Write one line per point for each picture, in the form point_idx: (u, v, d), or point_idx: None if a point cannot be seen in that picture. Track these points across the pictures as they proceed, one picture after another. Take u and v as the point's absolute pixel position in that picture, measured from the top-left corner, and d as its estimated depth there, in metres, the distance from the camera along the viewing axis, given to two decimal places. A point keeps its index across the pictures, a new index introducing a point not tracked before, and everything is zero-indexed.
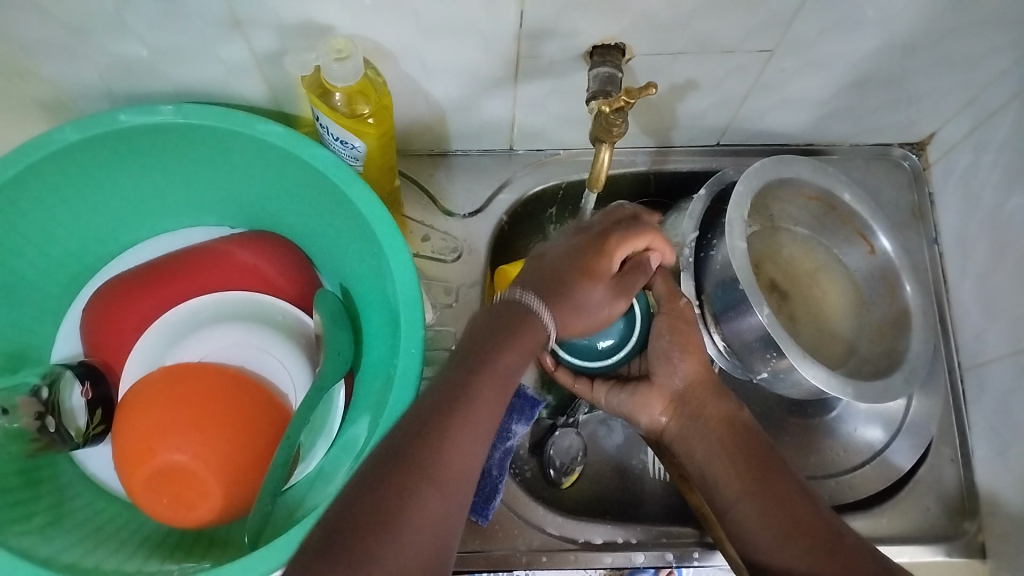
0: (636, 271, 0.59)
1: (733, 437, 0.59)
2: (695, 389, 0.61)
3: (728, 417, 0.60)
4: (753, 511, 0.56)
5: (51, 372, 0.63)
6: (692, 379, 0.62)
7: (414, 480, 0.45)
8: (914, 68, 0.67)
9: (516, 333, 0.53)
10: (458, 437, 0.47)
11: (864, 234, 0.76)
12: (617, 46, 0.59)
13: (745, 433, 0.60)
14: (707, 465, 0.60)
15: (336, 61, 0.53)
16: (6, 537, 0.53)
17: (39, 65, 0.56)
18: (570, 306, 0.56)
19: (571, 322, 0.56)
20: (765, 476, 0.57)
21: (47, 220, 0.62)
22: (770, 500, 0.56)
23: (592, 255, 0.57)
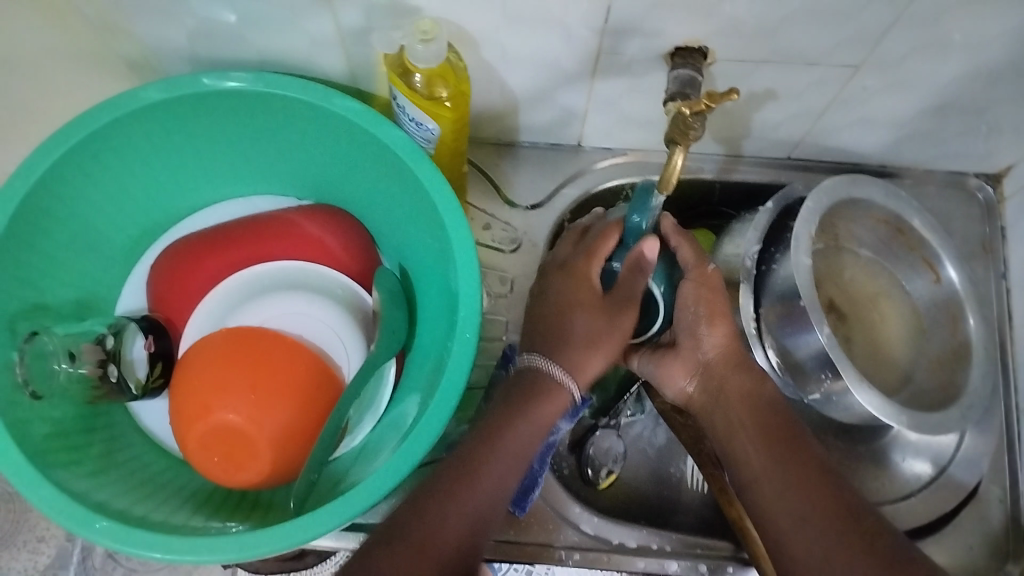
0: (635, 275, 0.61)
1: (758, 416, 0.59)
2: (721, 364, 0.61)
3: (750, 392, 0.60)
4: (771, 489, 0.55)
5: (117, 322, 0.65)
6: (719, 352, 0.61)
7: (442, 507, 0.52)
8: (1000, 97, 0.65)
9: (543, 394, 0.59)
10: (455, 508, 0.52)
11: (932, 262, 0.75)
12: (700, 50, 0.59)
13: (771, 411, 0.59)
14: (727, 439, 0.59)
15: (421, 43, 0.53)
16: (61, 479, 0.55)
17: (133, 25, 0.58)
18: (574, 341, 0.60)
19: (580, 356, 0.60)
20: (787, 456, 0.56)
21: (123, 175, 0.64)
22: (786, 479, 0.55)
23: (569, 292, 0.62)
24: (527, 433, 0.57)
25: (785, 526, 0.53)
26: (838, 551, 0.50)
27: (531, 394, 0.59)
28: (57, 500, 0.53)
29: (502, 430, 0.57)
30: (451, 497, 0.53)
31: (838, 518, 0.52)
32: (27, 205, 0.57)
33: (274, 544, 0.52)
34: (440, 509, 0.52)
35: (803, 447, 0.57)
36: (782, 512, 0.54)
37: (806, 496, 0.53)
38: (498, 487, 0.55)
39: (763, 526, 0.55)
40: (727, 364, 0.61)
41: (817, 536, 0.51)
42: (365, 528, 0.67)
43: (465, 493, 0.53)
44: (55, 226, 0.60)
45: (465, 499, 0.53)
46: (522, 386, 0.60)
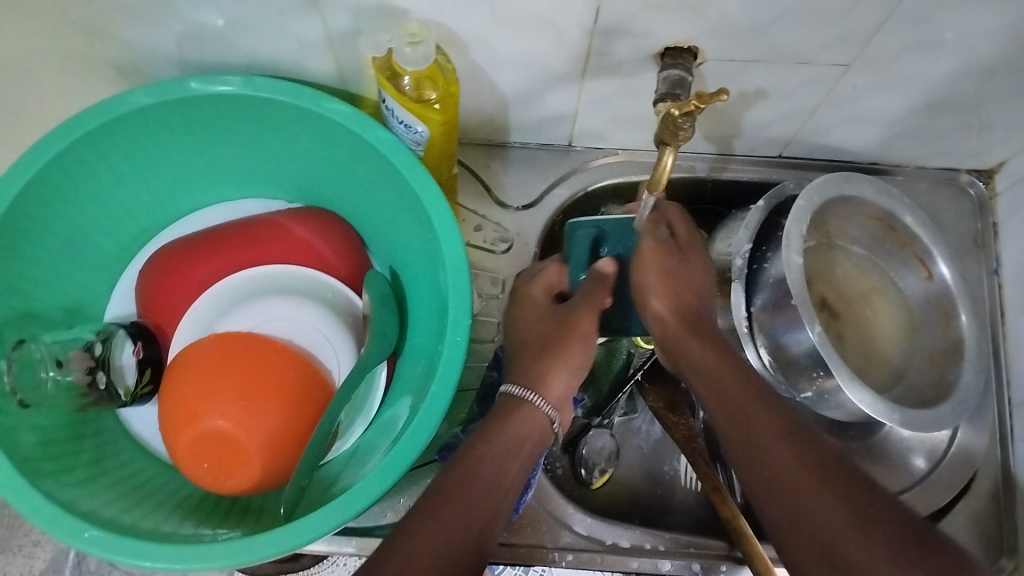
0: (592, 286, 0.62)
1: (719, 363, 0.56)
2: (675, 323, 0.59)
3: (709, 342, 0.58)
4: (744, 452, 0.52)
5: (105, 330, 0.65)
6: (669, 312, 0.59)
7: (427, 522, 0.48)
8: (990, 94, 0.65)
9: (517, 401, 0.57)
10: (441, 508, 0.49)
11: (923, 259, 0.74)
12: (690, 50, 0.59)
13: (731, 360, 0.57)
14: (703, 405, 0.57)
15: (409, 45, 0.52)
16: (50, 488, 0.54)
17: (119, 29, 0.57)
18: (529, 353, 0.59)
19: (537, 366, 0.58)
20: (752, 416, 0.53)
21: (111, 180, 0.63)
22: (752, 427, 0.52)
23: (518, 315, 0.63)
24: (506, 439, 0.54)
25: (757, 476, 0.50)
26: (812, 494, 0.47)
27: (510, 404, 0.57)
28: (46, 509, 0.52)
29: (483, 446, 0.53)
30: (430, 512, 0.49)
31: (811, 461, 0.49)
32: (14, 212, 0.56)
33: (268, 551, 0.51)
34: (423, 525, 0.48)
35: (770, 403, 0.54)
36: (757, 460, 0.51)
37: (778, 455, 0.50)
38: (494, 500, 0.51)
39: (739, 475, 0.52)
40: (678, 326, 0.58)
41: (796, 487, 0.48)
42: (357, 531, 0.67)
43: (445, 505, 0.49)
44: (42, 234, 0.60)
45: (453, 512, 0.49)
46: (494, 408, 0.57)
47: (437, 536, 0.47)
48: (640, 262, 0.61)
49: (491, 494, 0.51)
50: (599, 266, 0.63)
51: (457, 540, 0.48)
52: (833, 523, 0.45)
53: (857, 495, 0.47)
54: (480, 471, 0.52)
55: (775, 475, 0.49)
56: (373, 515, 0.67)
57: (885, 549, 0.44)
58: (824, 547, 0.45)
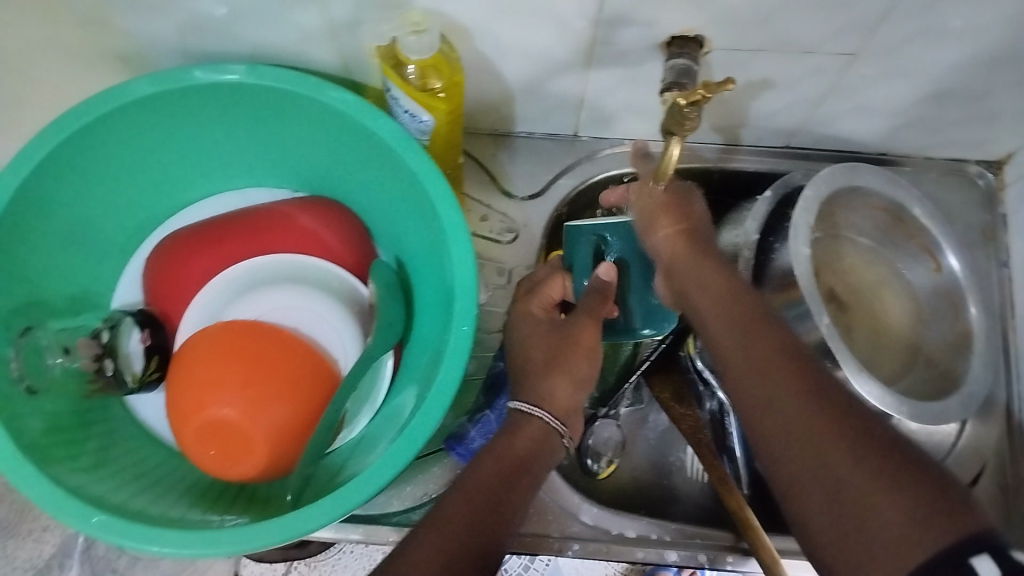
0: (596, 294, 0.62)
1: (724, 300, 0.55)
2: (682, 255, 0.60)
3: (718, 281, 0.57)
4: (739, 371, 0.51)
5: (112, 318, 0.66)
6: (676, 242, 0.60)
7: (434, 519, 0.49)
8: (999, 84, 0.65)
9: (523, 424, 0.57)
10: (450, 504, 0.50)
11: (931, 250, 0.74)
12: (695, 39, 0.58)
13: (736, 296, 0.55)
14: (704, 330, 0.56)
15: (413, 34, 0.53)
16: (57, 473, 0.55)
17: (124, 18, 0.57)
18: (533, 369, 0.60)
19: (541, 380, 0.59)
20: (750, 336, 0.52)
21: (118, 168, 0.63)
22: (751, 359, 0.51)
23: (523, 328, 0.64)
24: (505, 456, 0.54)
25: (758, 410, 0.49)
26: (812, 428, 0.45)
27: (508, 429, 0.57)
28: (53, 494, 0.53)
29: (491, 452, 0.55)
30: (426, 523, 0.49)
31: (808, 389, 0.47)
32: (20, 200, 0.57)
33: (276, 538, 0.52)
34: (432, 521, 0.49)
35: (768, 326, 0.52)
36: (750, 381, 0.50)
37: (771, 375, 0.49)
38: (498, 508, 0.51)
39: (734, 396, 0.51)
40: (687, 243, 0.60)
41: (786, 406, 0.47)
42: (364, 519, 0.67)
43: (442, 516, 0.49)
44: (48, 222, 0.60)
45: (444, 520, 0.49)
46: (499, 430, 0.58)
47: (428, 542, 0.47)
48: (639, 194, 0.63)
49: (503, 493, 0.52)
50: (600, 275, 0.63)
51: (470, 531, 0.49)
52: (832, 458, 0.43)
53: (858, 426, 0.44)
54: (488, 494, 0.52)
55: (775, 408, 0.48)
56: (379, 503, 0.68)
57: (881, 475, 0.41)
58: (826, 483, 0.43)
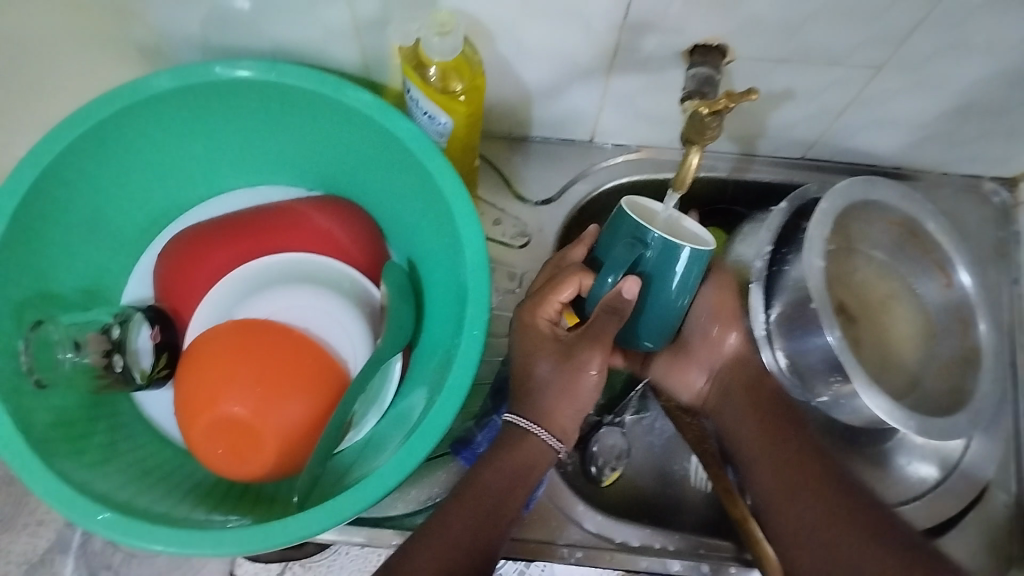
0: (608, 317, 0.56)
1: (767, 417, 0.67)
2: (730, 366, 0.70)
3: (754, 387, 0.69)
4: (767, 463, 0.64)
5: (123, 313, 0.65)
6: (729, 355, 0.70)
7: (431, 532, 0.53)
8: (1020, 101, 0.65)
9: (512, 445, 0.58)
10: (445, 517, 0.54)
11: (943, 265, 0.74)
12: (719, 48, 0.58)
13: (777, 414, 0.67)
14: (730, 425, 0.69)
15: (438, 36, 0.52)
16: (65, 469, 0.54)
17: (146, 10, 0.57)
18: (543, 385, 0.58)
19: (542, 396, 0.58)
20: (773, 431, 0.66)
21: (131, 163, 0.63)
22: (788, 463, 0.63)
23: (528, 339, 0.60)
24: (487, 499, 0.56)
25: (780, 496, 0.62)
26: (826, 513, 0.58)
27: (500, 454, 0.57)
28: (59, 491, 0.52)
29: (486, 461, 0.57)
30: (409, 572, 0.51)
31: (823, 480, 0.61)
32: (36, 191, 0.56)
33: (282, 538, 0.51)
34: (429, 534, 0.53)
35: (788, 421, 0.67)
36: (774, 470, 0.63)
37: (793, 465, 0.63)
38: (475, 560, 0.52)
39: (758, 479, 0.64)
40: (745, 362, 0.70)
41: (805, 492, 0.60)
42: (368, 522, 0.66)
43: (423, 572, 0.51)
44: (61, 215, 0.60)
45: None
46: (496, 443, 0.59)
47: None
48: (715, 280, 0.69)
49: (493, 502, 0.56)
50: (623, 293, 0.56)
51: (460, 542, 0.53)
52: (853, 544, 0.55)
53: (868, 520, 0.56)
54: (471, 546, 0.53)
55: (800, 494, 0.60)
56: (383, 506, 0.67)
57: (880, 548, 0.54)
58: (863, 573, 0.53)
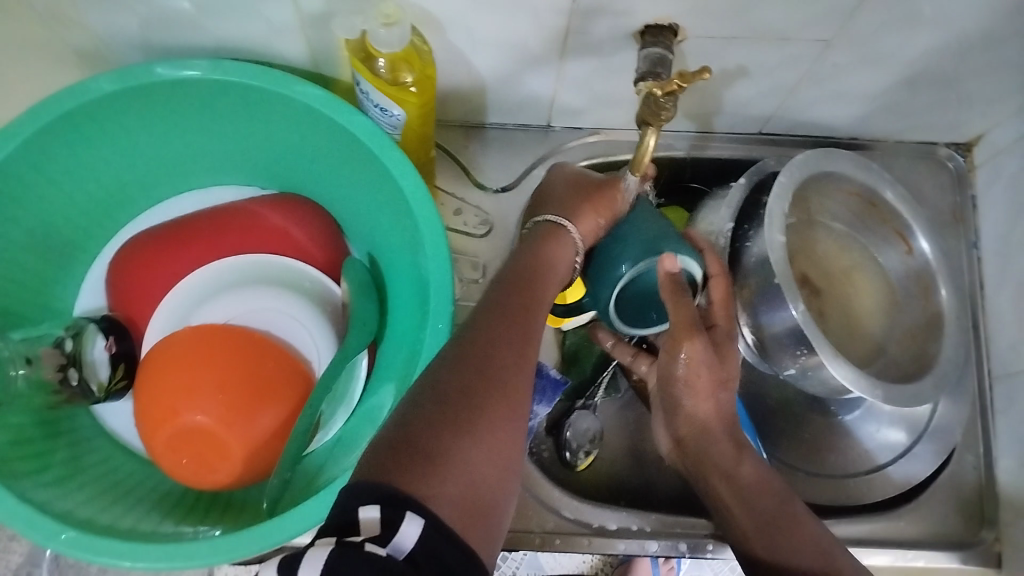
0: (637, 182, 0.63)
1: (749, 507, 0.55)
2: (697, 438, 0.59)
3: (730, 473, 0.57)
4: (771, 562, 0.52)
5: (75, 325, 0.63)
6: (697, 426, 0.59)
7: (501, 319, 0.50)
8: (969, 68, 0.65)
9: (543, 247, 0.57)
10: (518, 313, 0.51)
11: (903, 233, 0.75)
12: (670, 28, 0.58)
13: (766, 496, 0.56)
14: (725, 517, 0.57)
15: (383, 27, 0.51)
16: (25, 490, 0.53)
17: (81, 11, 0.55)
18: (558, 200, 0.60)
19: (568, 204, 0.59)
20: (781, 526, 0.53)
21: (78, 170, 0.61)
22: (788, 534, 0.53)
23: (566, 178, 0.62)
24: (523, 334, 0.50)
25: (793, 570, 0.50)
26: None
27: (541, 249, 0.57)
28: (22, 513, 0.51)
29: (542, 261, 0.56)
30: (472, 407, 0.44)
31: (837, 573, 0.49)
32: None
33: (254, 546, 0.50)
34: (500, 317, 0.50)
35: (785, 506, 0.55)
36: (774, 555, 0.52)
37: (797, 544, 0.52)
38: (521, 401, 0.47)
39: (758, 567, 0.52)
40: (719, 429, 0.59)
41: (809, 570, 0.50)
42: None
43: (493, 425, 0.44)
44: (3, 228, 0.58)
45: (488, 436, 0.43)
46: (530, 243, 0.58)
47: (474, 453, 0.42)
48: (675, 342, 0.57)
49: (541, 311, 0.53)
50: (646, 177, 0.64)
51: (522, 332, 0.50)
52: None
53: None
54: (515, 380, 0.47)
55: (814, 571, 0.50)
56: None
57: None
58: None
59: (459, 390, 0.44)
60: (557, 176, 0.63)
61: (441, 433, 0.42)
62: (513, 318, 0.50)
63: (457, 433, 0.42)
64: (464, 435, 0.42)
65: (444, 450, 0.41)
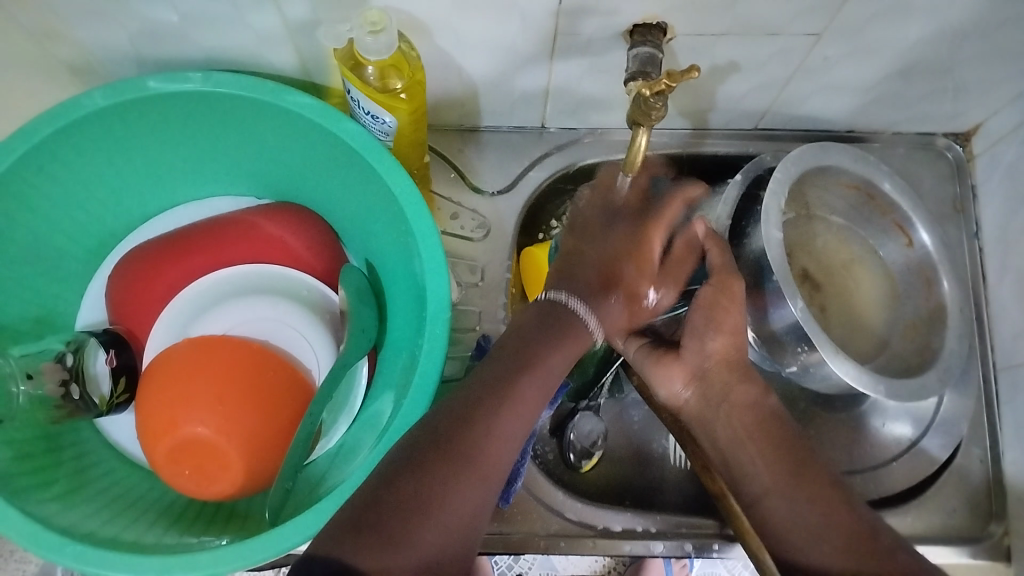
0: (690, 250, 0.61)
1: (768, 438, 0.55)
2: (720, 370, 0.57)
3: (752, 404, 0.56)
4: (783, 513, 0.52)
5: (76, 339, 0.63)
6: (720, 358, 0.57)
7: (500, 388, 0.51)
8: (963, 56, 0.64)
9: (560, 337, 0.56)
10: (520, 381, 0.52)
11: (903, 225, 0.74)
12: (659, 26, 0.57)
13: (778, 432, 0.55)
14: (729, 452, 0.56)
15: (370, 34, 0.51)
16: (29, 505, 0.53)
17: (71, 27, 0.55)
18: (598, 285, 0.59)
19: (607, 298, 0.59)
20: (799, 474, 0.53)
21: (75, 187, 0.61)
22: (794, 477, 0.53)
23: (624, 249, 0.60)
24: (512, 404, 0.51)
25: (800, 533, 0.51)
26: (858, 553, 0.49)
27: (559, 336, 0.55)
28: (26, 527, 0.51)
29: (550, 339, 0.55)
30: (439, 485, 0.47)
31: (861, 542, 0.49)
32: None
33: (251, 560, 0.50)
34: (499, 384, 0.52)
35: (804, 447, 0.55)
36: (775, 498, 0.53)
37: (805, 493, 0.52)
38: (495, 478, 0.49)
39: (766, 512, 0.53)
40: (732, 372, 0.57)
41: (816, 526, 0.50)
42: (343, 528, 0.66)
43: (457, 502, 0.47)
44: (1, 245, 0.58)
45: (445, 513, 0.46)
46: (545, 328, 0.56)
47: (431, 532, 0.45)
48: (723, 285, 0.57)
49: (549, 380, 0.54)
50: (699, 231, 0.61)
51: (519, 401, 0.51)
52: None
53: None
54: (494, 455, 0.49)
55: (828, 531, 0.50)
56: None
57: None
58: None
59: (428, 466, 0.47)
60: (612, 237, 0.60)
61: (399, 510, 0.45)
62: (504, 385, 0.52)
63: (418, 511, 0.45)
64: (425, 513, 0.46)
65: (401, 529, 0.44)
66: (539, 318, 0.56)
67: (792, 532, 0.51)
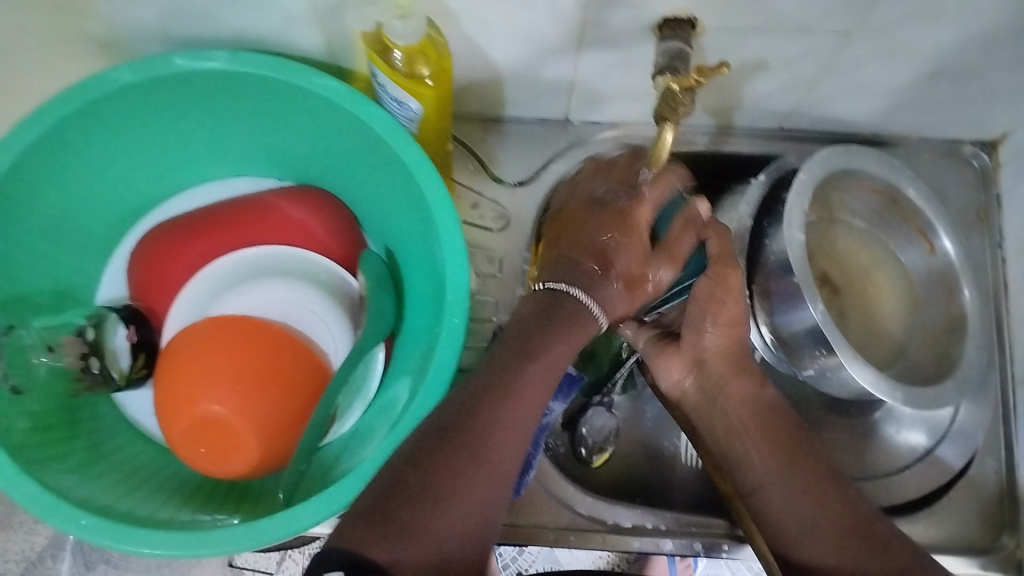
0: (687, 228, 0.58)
1: (763, 425, 0.57)
2: (719, 361, 0.59)
3: (750, 396, 0.58)
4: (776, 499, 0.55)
5: (96, 313, 0.64)
6: (717, 350, 0.59)
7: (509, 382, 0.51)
8: (994, 62, 0.64)
9: (567, 327, 0.54)
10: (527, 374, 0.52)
11: (925, 233, 0.73)
12: (689, 21, 0.57)
13: (775, 421, 0.57)
14: (726, 441, 0.58)
15: (398, 19, 0.51)
16: (46, 477, 0.53)
17: (103, 3, 0.55)
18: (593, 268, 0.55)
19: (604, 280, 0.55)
20: (794, 462, 0.55)
21: (99, 163, 0.62)
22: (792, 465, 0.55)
23: (613, 226, 0.57)
24: (519, 398, 0.51)
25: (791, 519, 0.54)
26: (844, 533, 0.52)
27: (566, 328, 0.54)
28: (41, 498, 0.51)
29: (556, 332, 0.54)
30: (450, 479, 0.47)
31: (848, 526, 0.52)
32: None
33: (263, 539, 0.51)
34: (507, 376, 0.51)
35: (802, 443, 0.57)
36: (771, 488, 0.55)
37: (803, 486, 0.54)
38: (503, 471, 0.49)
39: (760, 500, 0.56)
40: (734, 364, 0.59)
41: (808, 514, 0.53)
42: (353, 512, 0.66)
43: (467, 496, 0.47)
44: (26, 216, 0.59)
45: (457, 506, 0.46)
46: (548, 316, 0.54)
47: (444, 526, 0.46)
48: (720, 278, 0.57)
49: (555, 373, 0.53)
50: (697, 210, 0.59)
51: (526, 394, 0.51)
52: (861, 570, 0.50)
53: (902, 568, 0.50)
54: (502, 448, 0.49)
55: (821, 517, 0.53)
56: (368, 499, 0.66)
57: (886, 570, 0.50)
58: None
59: (439, 460, 0.47)
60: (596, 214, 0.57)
61: (411, 506, 0.45)
62: (512, 379, 0.51)
63: (430, 506, 0.46)
64: (435, 509, 0.46)
65: (413, 523, 0.45)
66: (544, 308, 0.54)
67: (782, 519, 0.54)
